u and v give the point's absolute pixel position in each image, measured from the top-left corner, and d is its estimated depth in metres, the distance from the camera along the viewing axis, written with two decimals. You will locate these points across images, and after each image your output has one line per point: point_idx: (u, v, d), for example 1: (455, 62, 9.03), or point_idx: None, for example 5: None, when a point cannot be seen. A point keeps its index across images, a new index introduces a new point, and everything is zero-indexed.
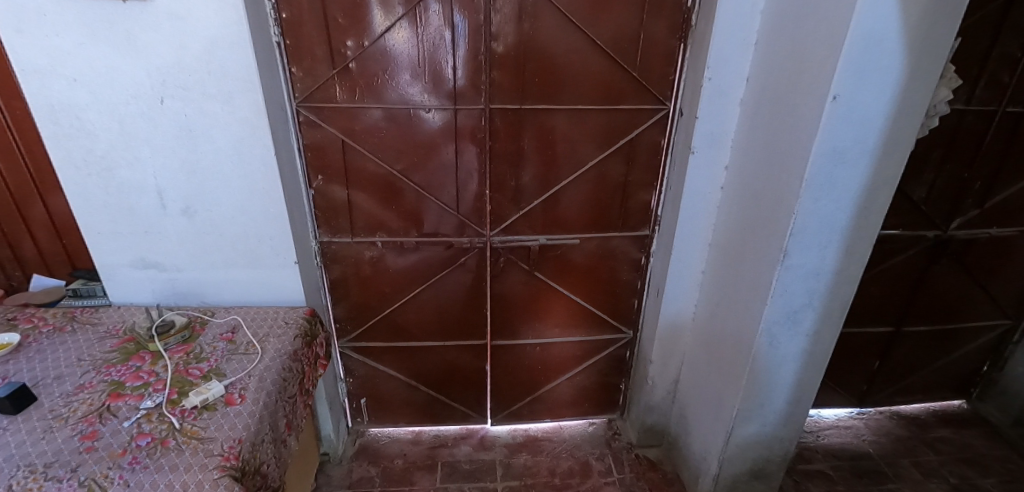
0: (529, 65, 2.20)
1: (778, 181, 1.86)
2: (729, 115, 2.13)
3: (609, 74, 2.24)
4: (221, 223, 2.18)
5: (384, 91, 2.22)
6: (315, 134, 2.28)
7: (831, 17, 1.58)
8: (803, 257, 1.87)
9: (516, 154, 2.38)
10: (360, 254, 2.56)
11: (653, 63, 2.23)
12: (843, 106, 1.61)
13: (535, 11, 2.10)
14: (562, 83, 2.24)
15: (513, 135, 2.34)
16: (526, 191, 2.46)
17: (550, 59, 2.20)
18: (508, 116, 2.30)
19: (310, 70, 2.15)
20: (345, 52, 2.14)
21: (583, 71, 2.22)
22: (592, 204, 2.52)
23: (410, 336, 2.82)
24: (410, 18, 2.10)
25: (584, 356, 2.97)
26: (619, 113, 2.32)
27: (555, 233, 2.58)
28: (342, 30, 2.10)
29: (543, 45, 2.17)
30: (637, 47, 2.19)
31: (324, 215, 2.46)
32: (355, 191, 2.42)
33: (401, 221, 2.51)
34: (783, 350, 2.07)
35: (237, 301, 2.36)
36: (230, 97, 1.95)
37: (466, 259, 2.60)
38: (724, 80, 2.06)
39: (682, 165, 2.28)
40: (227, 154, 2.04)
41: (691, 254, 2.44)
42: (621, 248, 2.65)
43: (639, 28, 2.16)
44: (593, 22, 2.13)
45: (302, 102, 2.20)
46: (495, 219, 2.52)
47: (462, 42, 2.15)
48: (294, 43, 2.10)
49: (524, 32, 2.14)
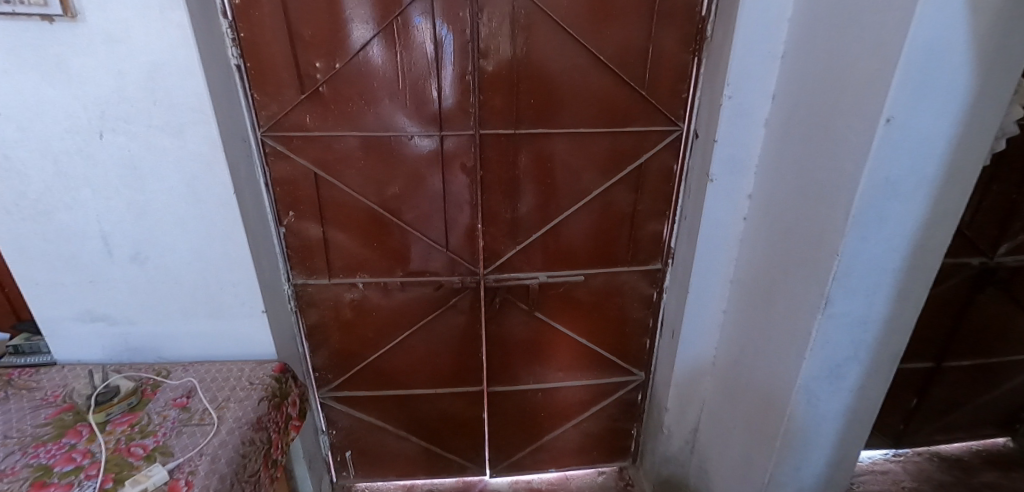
0: (524, 85, 1.95)
1: (817, 215, 1.59)
2: (752, 137, 1.87)
3: (613, 94, 1.98)
4: (177, 270, 1.91)
5: (360, 117, 1.96)
6: (284, 167, 2.02)
7: (881, 24, 1.31)
8: (847, 304, 1.59)
9: (511, 183, 2.12)
10: (339, 297, 2.29)
11: (664, 80, 1.98)
12: (898, 128, 1.34)
13: (528, 24, 1.85)
14: (562, 103, 1.98)
15: (508, 163, 2.08)
16: (523, 224, 2.20)
17: (547, 78, 1.94)
18: (500, 142, 2.04)
19: (275, 95, 1.90)
20: (314, 75, 1.88)
21: (585, 91, 1.97)
22: (597, 236, 2.26)
23: (399, 384, 2.54)
24: (387, 35, 1.84)
25: (591, 401, 2.69)
26: (625, 136, 2.06)
27: (556, 269, 2.31)
28: (311, 50, 1.85)
29: (538, 62, 1.91)
30: (645, 61, 1.94)
31: (297, 255, 2.20)
32: (332, 228, 2.16)
33: (385, 260, 2.24)
34: (823, 408, 1.78)
35: (199, 355, 2.09)
36: (180, 130, 1.69)
37: (457, 300, 2.33)
38: (746, 98, 1.80)
39: (699, 194, 2.01)
40: (179, 192, 1.78)
41: (711, 293, 2.16)
42: (631, 284, 2.38)
43: (647, 41, 1.91)
44: (595, 34, 1.88)
45: (267, 131, 1.95)
46: (489, 255, 2.25)
47: (447, 60, 1.89)
48: (257, 66, 1.85)
49: (517, 47, 1.89)
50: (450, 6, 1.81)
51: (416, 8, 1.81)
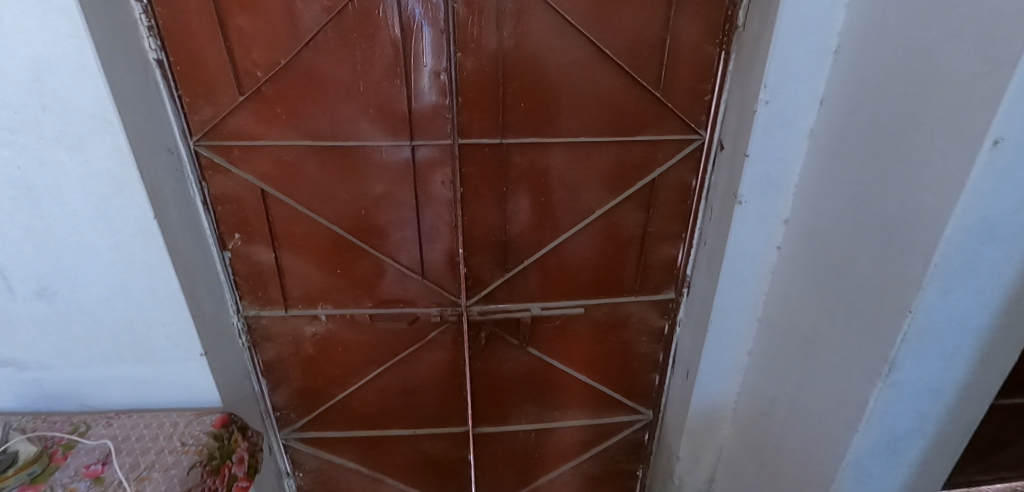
0: (513, 84, 1.59)
1: (880, 258, 1.24)
2: (793, 152, 1.52)
3: (621, 97, 1.63)
4: (95, 307, 1.58)
5: (314, 123, 1.61)
6: (226, 182, 1.69)
7: (989, 13, 0.96)
8: (915, 369, 1.25)
9: (498, 202, 1.77)
10: (299, 331, 1.97)
11: (682, 80, 1.62)
12: (1008, 153, 0.99)
13: (516, 10, 1.50)
14: (558, 107, 1.63)
15: (493, 179, 1.73)
16: (512, 248, 1.86)
17: (541, 76, 1.59)
18: (483, 153, 1.69)
19: (208, 97, 1.56)
20: (255, 71, 1.54)
21: (586, 93, 1.62)
22: (599, 262, 1.92)
23: (372, 424, 2.22)
24: (341, 23, 1.49)
25: (591, 441, 2.37)
26: (635, 146, 1.71)
27: (552, 299, 1.97)
28: (250, 42, 1.50)
29: (530, 58, 1.56)
30: (661, 56, 1.58)
31: (248, 284, 1.87)
32: (286, 253, 1.83)
33: (350, 289, 1.91)
34: (876, 487, 1.44)
35: (131, 402, 1.77)
36: (80, 142, 1.35)
37: (436, 335, 2.00)
38: (786, 104, 1.45)
39: (724, 218, 1.67)
40: (87, 218, 1.45)
41: (735, 332, 1.83)
42: (637, 316, 2.05)
43: (663, 31, 1.55)
44: (599, 22, 1.52)
45: (202, 140, 1.61)
46: (472, 284, 1.91)
47: (416, 55, 1.54)
48: (185, 62, 1.52)
49: (505, 39, 1.53)
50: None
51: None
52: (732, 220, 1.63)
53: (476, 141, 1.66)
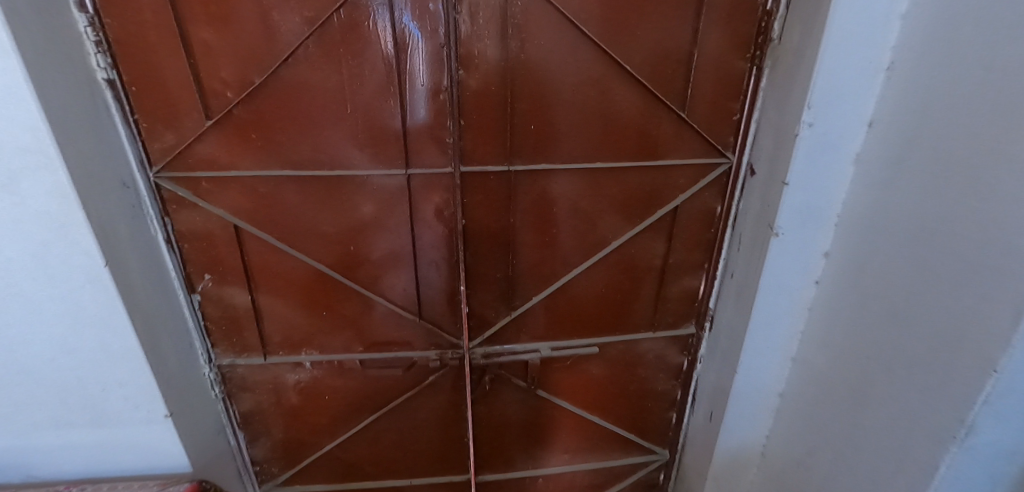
0: (521, 104, 1.41)
1: (954, 305, 1.08)
2: (837, 179, 1.36)
3: (641, 118, 1.46)
4: (38, 368, 1.35)
5: (295, 150, 1.41)
6: (193, 218, 1.47)
7: None
8: (996, 435, 1.07)
9: (504, 235, 1.58)
10: (280, 379, 1.75)
11: (709, 98, 1.46)
12: None
13: (525, 21, 1.31)
14: (572, 130, 1.45)
15: (499, 209, 1.54)
16: (519, 285, 1.66)
17: (553, 96, 1.41)
18: (488, 181, 1.49)
19: (170, 122, 1.35)
20: (224, 92, 1.33)
21: (603, 113, 1.44)
22: (615, 297, 1.74)
23: (363, 476, 2.00)
24: (325, 36, 1.29)
25: (603, 485, 2.18)
26: (656, 171, 1.54)
27: (562, 338, 1.79)
28: (219, 59, 1.30)
29: (541, 75, 1.38)
30: (686, 73, 1.42)
31: (220, 330, 1.65)
32: (264, 295, 1.61)
33: (338, 333, 1.70)
34: None
35: (85, 470, 1.54)
36: (11, 180, 1.12)
37: (434, 379, 1.80)
38: (832, 127, 1.29)
39: (757, 250, 1.50)
40: (24, 267, 1.22)
41: (766, 372, 1.66)
42: (655, 352, 1.88)
43: (690, 44, 1.38)
44: (620, 33, 1.34)
45: (164, 172, 1.40)
46: (475, 324, 1.72)
47: (412, 72, 1.35)
48: (142, 82, 1.31)
49: (513, 54, 1.35)
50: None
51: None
52: (767, 253, 1.46)
53: (480, 168, 1.47)
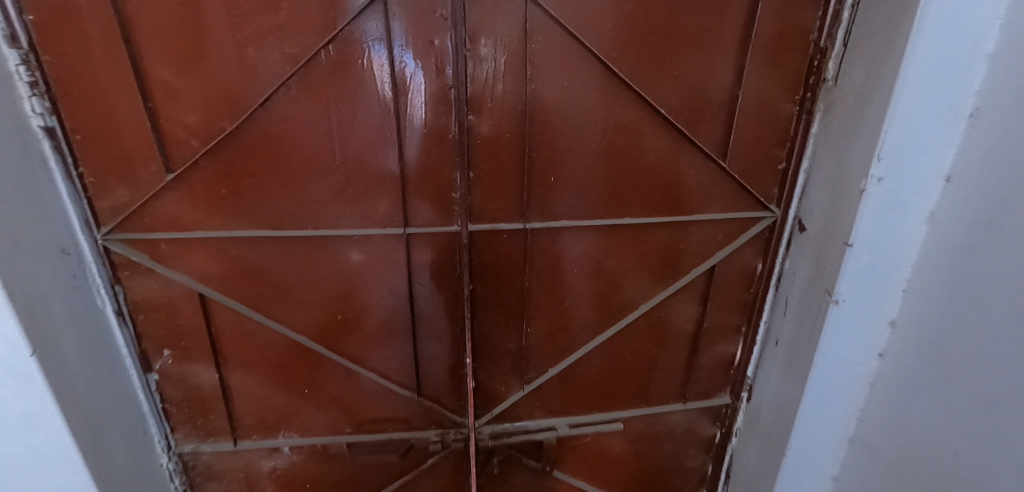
0: (541, 153, 1.21)
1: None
2: (906, 238, 1.16)
3: (677, 167, 1.27)
4: None
5: (274, 207, 1.20)
6: (151, 285, 1.24)
7: None
8: None
9: (517, 301, 1.36)
10: (252, 466, 1.49)
11: (753, 145, 1.28)
12: None
13: (545, 59, 1.13)
14: (598, 182, 1.25)
15: (512, 272, 1.32)
16: (534, 355, 1.44)
17: (577, 144, 1.21)
18: (500, 240, 1.28)
19: (124, 176, 1.13)
20: (189, 140, 1.12)
21: (633, 163, 1.25)
22: (643, 366, 1.52)
23: None
24: (310, 77, 1.09)
25: None
26: (692, 226, 1.34)
27: (581, 412, 1.55)
28: (184, 102, 1.09)
29: (564, 120, 1.18)
30: (728, 117, 1.24)
31: (183, 412, 1.40)
32: (236, 372, 1.37)
33: (322, 413, 1.45)
34: None
35: None
36: None
37: (434, 463, 1.55)
38: (903, 181, 1.10)
39: (810, 318, 1.30)
40: None
41: (820, 457, 1.42)
42: (685, 425, 1.65)
43: (733, 85, 1.21)
44: (654, 73, 1.16)
45: (115, 234, 1.17)
46: (482, 400, 1.48)
47: (412, 117, 1.15)
48: (91, 129, 1.09)
49: (532, 96, 1.15)
50: (415, 29, 1.07)
51: (358, 33, 1.06)
52: (823, 322, 1.26)
53: (491, 225, 1.25)
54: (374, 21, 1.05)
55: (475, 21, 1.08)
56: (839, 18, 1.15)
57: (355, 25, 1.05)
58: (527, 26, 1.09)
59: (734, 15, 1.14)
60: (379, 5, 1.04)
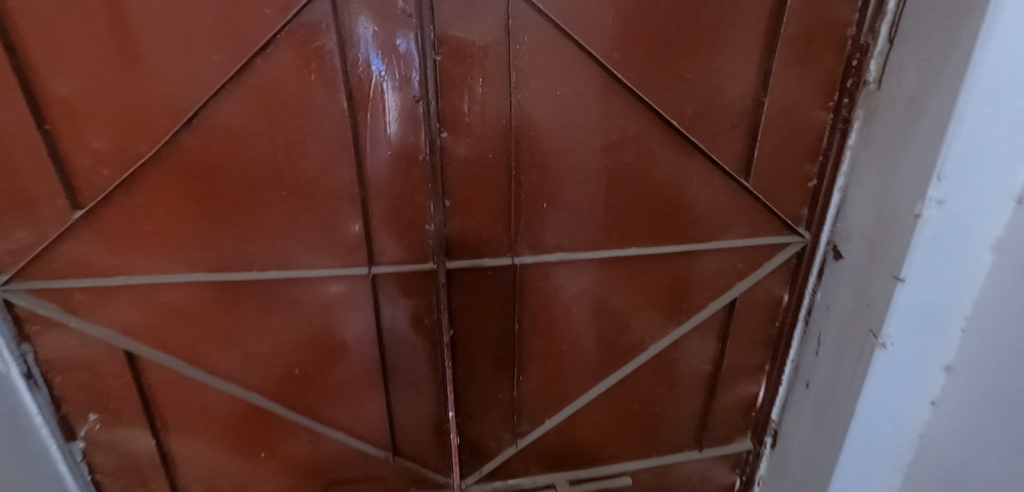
0: (529, 174, 1.01)
1: None
2: (965, 265, 0.93)
3: (691, 188, 1.07)
4: None
5: (211, 246, 0.99)
6: (67, 342, 1.03)
7: None
8: None
9: (506, 346, 1.16)
10: None
11: (780, 160, 1.09)
12: None
13: (532, 63, 0.93)
14: (599, 207, 1.06)
15: (499, 313, 1.12)
16: (528, 405, 1.24)
17: (573, 163, 1.01)
18: (484, 278, 1.08)
19: (22, 215, 0.93)
20: (100, 170, 0.91)
21: (640, 183, 1.05)
22: (652, 412, 1.32)
23: None
24: (244, 89, 0.88)
25: None
26: (709, 255, 1.15)
27: (582, 465, 1.36)
28: (90, 124, 0.88)
29: (557, 135, 0.99)
30: (751, 128, 1.04)
31: (118, 482, 1.20)
32: (177, 435, 1.17)
33: (282, 478, 1.24)
34: None
35: None
36: None
37: None
38: (961, 194, 0.88)
39: (847, 362, 1.10)
40: None
41: None
42: (701, 474, 1.46)
43: (757, 91, 1.01)
44: (665, 77, 0.97)
45: (17, 284, 0.97)
46: (469, 457, 1.28)
47: (374, 136, 0.95)
48: None
49: (518, 108, 0.96)
50: (373, 29, 0.87)
51: (301, 35, 0.85)
52: (865, 372, 1.05)
53: (473, 261, 1.06)
54: (319, 20, 0.85)
55: (446, 18, 0.88)
56: (883, 8, 0.95)
57: (297, 25, 0.85)
58: (510, 24, 0.89)
59: (761, 6, 0.94)
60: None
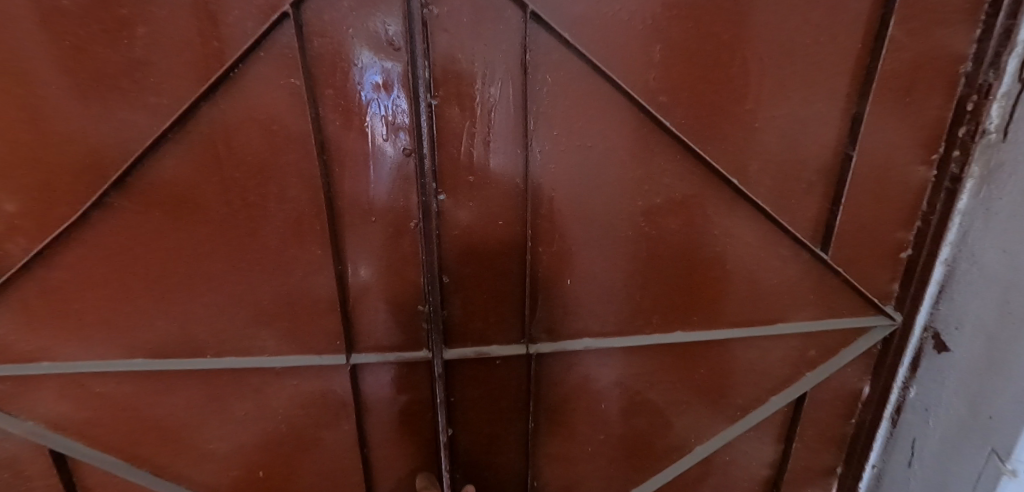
0: (549, 242, 0.81)
1: None
2: None
3: (755, 259, 0.85)
4: None
5: (154, 326, 0.80)
6: None
7: None
8: None
9: (516, 447, 0.95)
10: None
11: (866, 225, 0.86)
12: None
13: (554, 107, 0.73)
14: (636, 282, 0.84)
15: (509, 406, 0.91)
16: None
17: (605, 229, 0.81)
18: (491, 367, 0.88)
19: None
20: (15, 237, 0.73)
21: (689, 254, 0.84)
22: None
23: None
24: (191, 139, 0.70)
25: None
26: (773, 341, 0.92)
27: None
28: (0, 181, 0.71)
29: (585, 195, 0.78)
30: (834, 187, 0.82)
31: None
32: None
33: None
34: None
35: None
36: None
37: None
38: None
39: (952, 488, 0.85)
40: None
41: None
42: None
43: (843, 141, 0.79)
44: (724, 124, 0.76)
45: None
46: None
47: (354, 198, 0.76)
48: None
49: (536, 162, 0.76)
50: (352, 65, 0.68)
51: (261, 73, 0.67)
52: None
53: (477, 349, 0.86)
54: (284, 54, 0.66)
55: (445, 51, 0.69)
56: (1012, 38, 0.73)
57: (255, 61, 0.67)
58: (527, 57, 0.69)
59: (854, 36, 0.73)
60: (288, 27, 0.65)
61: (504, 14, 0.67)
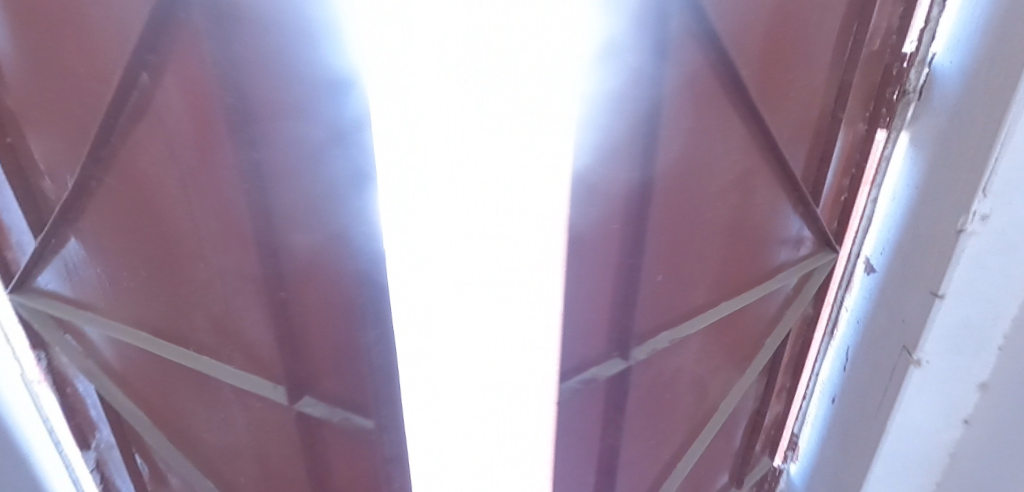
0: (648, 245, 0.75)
1: None
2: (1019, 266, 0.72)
3: (766, 204, 0.88)
4: None
5: (168, 319, 0.74)
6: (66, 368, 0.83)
7: None
8: None
9: (605, 445, 0.94)
10: None
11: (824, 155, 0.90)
12: None
13: (678, 102, 0.65)
14: (700, 263, 0.84)
15: (599, 406, 0.87)
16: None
17: (690, 215, 0.77)
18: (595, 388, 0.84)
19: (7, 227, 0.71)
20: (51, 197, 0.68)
21: (749, 222, 0.87)
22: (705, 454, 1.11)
23: None
24: (127, 137, 0.58)
25: None
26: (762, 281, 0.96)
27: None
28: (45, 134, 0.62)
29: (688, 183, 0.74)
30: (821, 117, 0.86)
31: None
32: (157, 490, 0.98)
33: None
34: None
35: None
36: None
37: None
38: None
39: (867, 397, 0.92)
40: None
41: None
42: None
43: (835, 67, 0.82)
44: (765, 89, 0.75)
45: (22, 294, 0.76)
46: None
47: (283, 228, 0.60)
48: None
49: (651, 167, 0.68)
50: (267, 70, 0.49)
51: (172, 65, 0.49)
52: (886, 410, 0.86)
53: (584, 376, 0.82)
54: (172, 56, 0.49)
55: (372, 65, 0.50)
56: None
57: (162, 44, 0.48)
58: (657, 58, 0.60)
59: None
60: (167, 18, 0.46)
61: (636, 35, 0.58)
